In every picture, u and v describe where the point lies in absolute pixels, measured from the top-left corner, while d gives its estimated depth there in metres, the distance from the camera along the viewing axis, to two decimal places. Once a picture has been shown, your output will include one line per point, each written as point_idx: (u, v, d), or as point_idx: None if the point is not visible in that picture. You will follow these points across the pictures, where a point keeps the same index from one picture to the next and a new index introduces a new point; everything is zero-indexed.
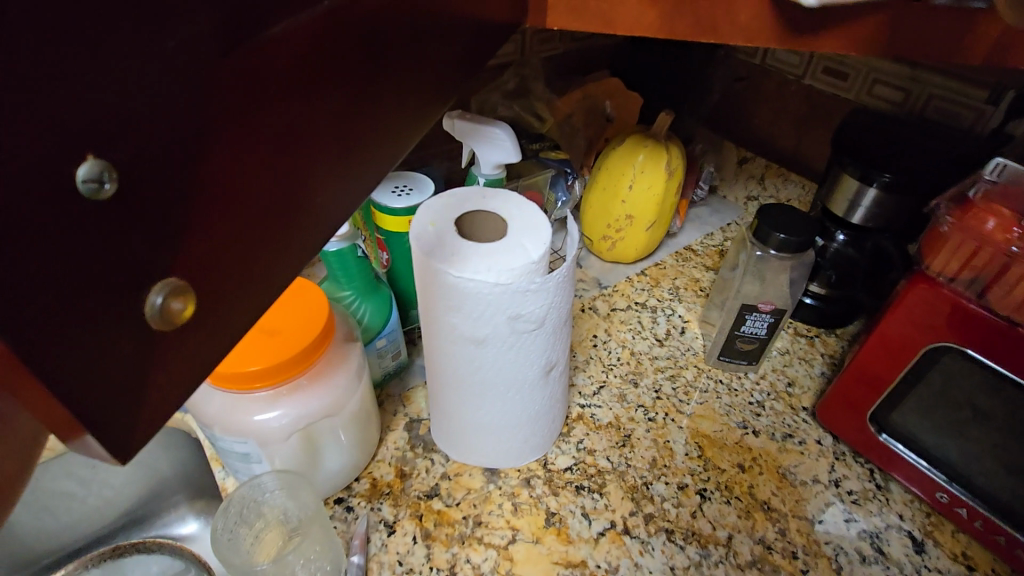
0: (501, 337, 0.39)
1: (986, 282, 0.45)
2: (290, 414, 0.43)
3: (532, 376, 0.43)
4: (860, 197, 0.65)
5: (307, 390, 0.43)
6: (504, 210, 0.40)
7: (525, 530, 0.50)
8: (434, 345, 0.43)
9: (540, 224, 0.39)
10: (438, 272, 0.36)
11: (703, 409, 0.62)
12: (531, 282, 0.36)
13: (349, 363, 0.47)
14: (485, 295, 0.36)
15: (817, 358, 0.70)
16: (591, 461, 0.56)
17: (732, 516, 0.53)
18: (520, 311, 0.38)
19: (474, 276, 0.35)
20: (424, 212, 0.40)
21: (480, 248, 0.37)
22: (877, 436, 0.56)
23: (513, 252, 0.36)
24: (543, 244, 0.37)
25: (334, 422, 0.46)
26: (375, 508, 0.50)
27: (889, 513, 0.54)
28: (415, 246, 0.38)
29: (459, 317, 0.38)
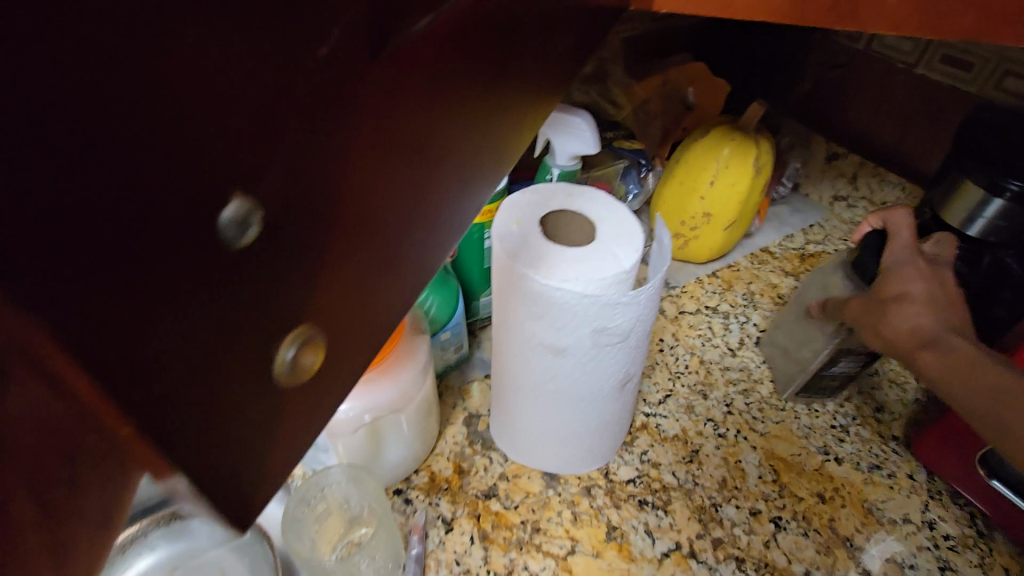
0: (582, 349, 0.37)
1: None
2: (357, 407, 0.42)
3: (609, 389, 0.41)
4: (981, 208, 0.58)
5: (375, 382, 0.42)
6: (591, 212, 0.37)
7: (585, 542, 0.48)
8: (507, 350, 0.41)
9: (631, 230, 0.36)
10: (523, 278, 0.34)
11: (778, 429, 0.58)
12: (622, 294, 0.34)
13: (417, 357, 0.46)
14: (572, 305, 0.34)
15: (910, 381, 0.64)
16: (655, 475, 0.53)
17: (809, 551, 0.49)
18: (607, 324, 0.35)
19: (562, 284, 0.33)
20: (508, 209, 0.37)
21: (568, 254, 0.34)
22: (986, 480, 0.50)
23: (603, 260, 0.34)
24: (635, 253, 0.34)
25: (399, 416, 0.45)
26: (433, 504, 0.49)
27: (992, 565, 0.49)
28: (496, 247, 0.36)
29: (540, 325, 0.36)
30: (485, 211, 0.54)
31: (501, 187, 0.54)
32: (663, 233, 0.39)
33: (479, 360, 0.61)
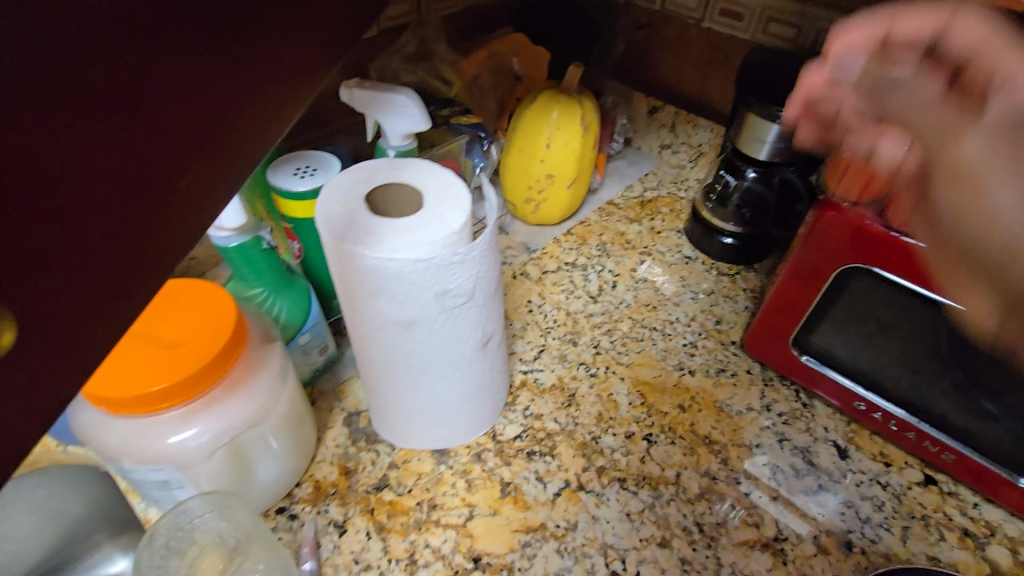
0: (429, 316, 0.37)
1: (884, 201, 0.47)
2: (216, 431, 0.39)
3: (469, 351, 0.42)
4: (765, 134, 0.67)
5: (225, 402, 0.40)
6: (416, 180, 0.37)
7: (481, 505, 0.49)
8: (360, 334, 0.40)
9: (456, 190, 0.36)
10: (353, 256, 0.34)
11: (641, 357, 0.64)
12: (455, 253, 0.34)
13: (270, 365, 0.43)
14: (408, 274, 0.34)
15: (740, 294, 0.74)
16: (539, 426, 0.56)
17: (678, 455, 0.55)
18: (446, 286, 0.36)
19: (394, 255, 0.33)
20: (329, 191, 0.36)
21: (397, 225, 0.34)
22: (798, 358, 0.59)
23: (431, 224, 0.34)
24: (462, 210, 0.35)
25: (262, 431, 0.43)
26: (322, 511, 0.48)
27: (815, 428, 0.58)
28: (324, 231, 0.35)
29: (382, 301, 0.36)
30: None
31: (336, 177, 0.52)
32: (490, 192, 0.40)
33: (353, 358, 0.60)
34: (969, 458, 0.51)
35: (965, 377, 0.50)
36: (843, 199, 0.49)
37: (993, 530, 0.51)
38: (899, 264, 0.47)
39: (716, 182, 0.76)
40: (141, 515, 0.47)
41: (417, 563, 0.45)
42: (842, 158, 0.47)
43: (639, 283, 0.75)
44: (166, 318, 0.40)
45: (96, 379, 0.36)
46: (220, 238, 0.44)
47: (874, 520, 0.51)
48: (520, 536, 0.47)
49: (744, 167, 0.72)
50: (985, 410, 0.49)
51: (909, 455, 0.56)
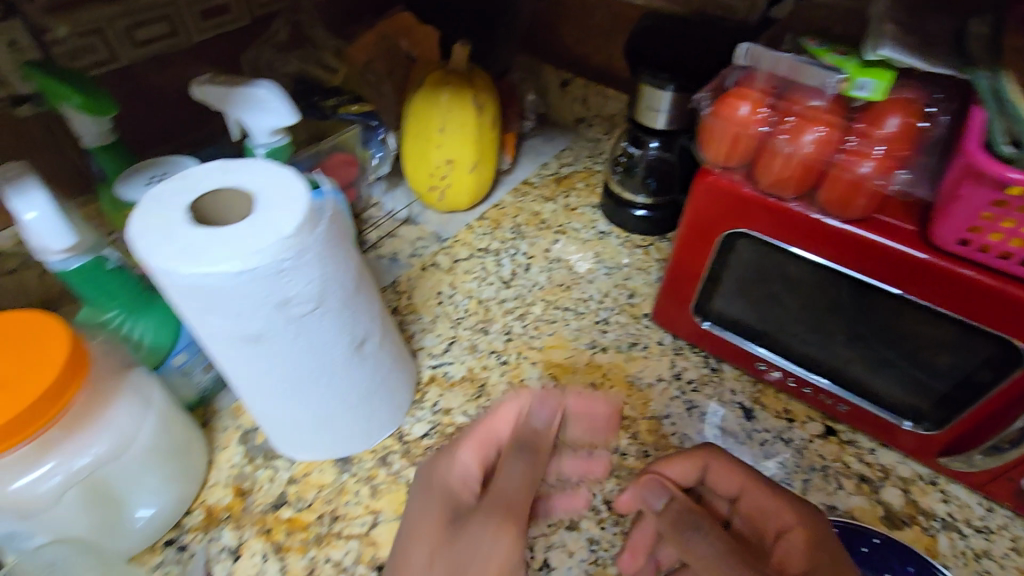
0: (275, 328, 0.35)
1: (750, 164, 0.47)
2: (66, 468, 0.37)
3: (339, 358, 0.40)
4: (658, 102, 0.67)
5: (66, 439, 0.37)
6: (248, 183, 0.34)
7: (386, 510, 0.48)
8: (211, 352, 0.38)
9: (290, 191, 0.34)
10: (169, 273, 0.31)
11: (553, 339, 0.64)
12: (287, 261, 0.32)
13: (125, 393, 0.40)
14: (235, 288, 0.31)
15: (653, 265, 0.74)
16: (448, 420, 0.55)
17: (589, 435, 0.55)
18: (286, 295, 0.33)
19: (213, 270, 0.30)
20: (147, 203, 0.33)
21: (216, 235, 0.31)
22: (701, 325, 0.59)
23: (257, 231, 0.32)
24: (294, 211, 0.33)
25: (126, 462, 0.40)
26: (214, 538, 0.45)
27: (723, 392, 0.59)
28: (138, 247, 0.32)
29: (217, 318, 0.33)
30: None
31: None
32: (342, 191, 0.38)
33: None
34: (860, 407, 0.53)
35: (854, 330, 0.50)
36: (715, 163, 0.48)
37: (889, 474, 0.53)
38: (774, 227, 0.47)
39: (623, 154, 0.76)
40: None
41: None
42: (709, 123, 0.47)
43: (554, 264, 0.74)
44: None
45: None
46: (55, 261, 0.40)
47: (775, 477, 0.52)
48: None
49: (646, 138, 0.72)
50: (885, 357, 0.50)
51: (811, 409, 0.58)
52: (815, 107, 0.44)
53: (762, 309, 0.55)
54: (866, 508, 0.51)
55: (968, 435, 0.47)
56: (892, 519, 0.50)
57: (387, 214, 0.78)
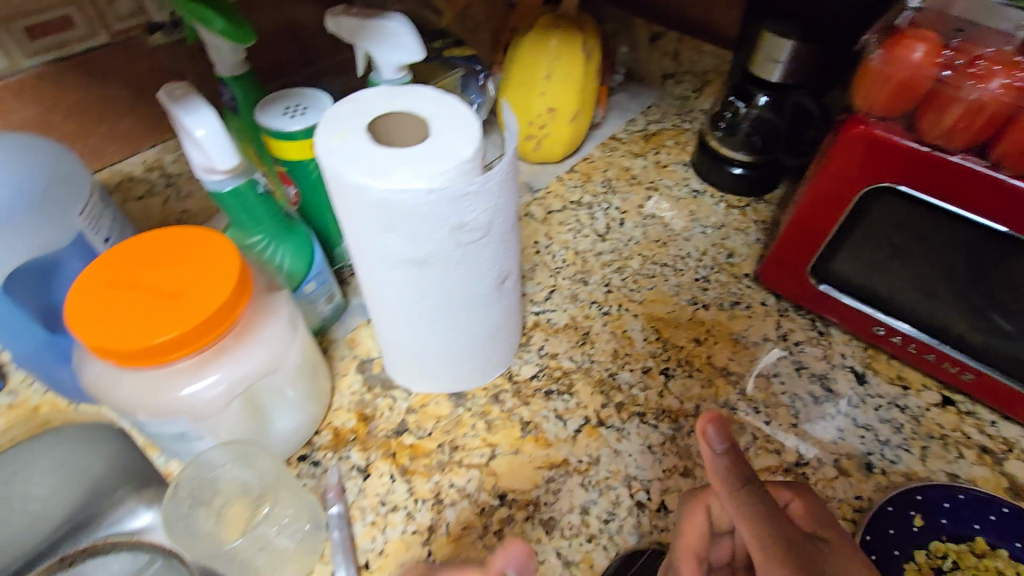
0: (443, 253, 0.36)
1: (913, 114, 0.45)
2: (230, 382, 0.39)
3: (486, 290, 0.41)
4: (777, 52, 0.63)
5: (235, 351, 0.39)
6: (420, 109, 0.34)
7: (503, 444, 0.49)
8: (369, 275, 0.39)
9: (464, 118, 0.34)
10: (360, 189, 0.32)
11: (653, 294, 0.63)
12: (470, 183, 0.32)
13: (277, 312, 0.42)
14: (420, 207, 0.32)
15: (752, 226, 0.72)
16: (555, 365, 0.55)
17: (696, 388, 0.54)
18: (460, 221, 0.34)
19: (404, 187, 0.31)
20: (328, 123, 0.34)
21: (403, 155, 0.32)
22: (816, 287, 0.58)
23: (441, 154, 0.32)
24: (474, 136, 0.33)
25: (277, 379, 0.42)
26: (344, 457, 0.47)
27: (833, 355, 0.58)
28: (326, 163, 0.32)
29: (393, 238, 0.34)
30: None
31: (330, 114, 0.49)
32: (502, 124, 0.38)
33: (359, 306, 0.58)
34: (990, 377, 0.51)
35: (964, 303, 0.49)
36: (872, 111, 0.46)
37: (1010, 446, 0.52)
38: (927, 182, 0.45)
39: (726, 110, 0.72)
40: (162, 468, 0.47)
41: (443, 502, 0.45)
42: (872, 67, 0.45)
43: (648, 220, 0.72)
44: (168, 258, 0.38)
45: (89, 322, 0.35)
46: (213, 182, 0.41)
47: (893, 441, 0.51)
48: (544, 472, 0.47)
49: (755, 91, 0.69)
50: (1000, 328, 0.49)
51: (927, 378, 0.56)
52: (1003, 52, 0.42)
53: (874, 275, 0.53)
54: (989, 478, 0.50)
55: None
56: (1017, 491, 0.49)
57: None
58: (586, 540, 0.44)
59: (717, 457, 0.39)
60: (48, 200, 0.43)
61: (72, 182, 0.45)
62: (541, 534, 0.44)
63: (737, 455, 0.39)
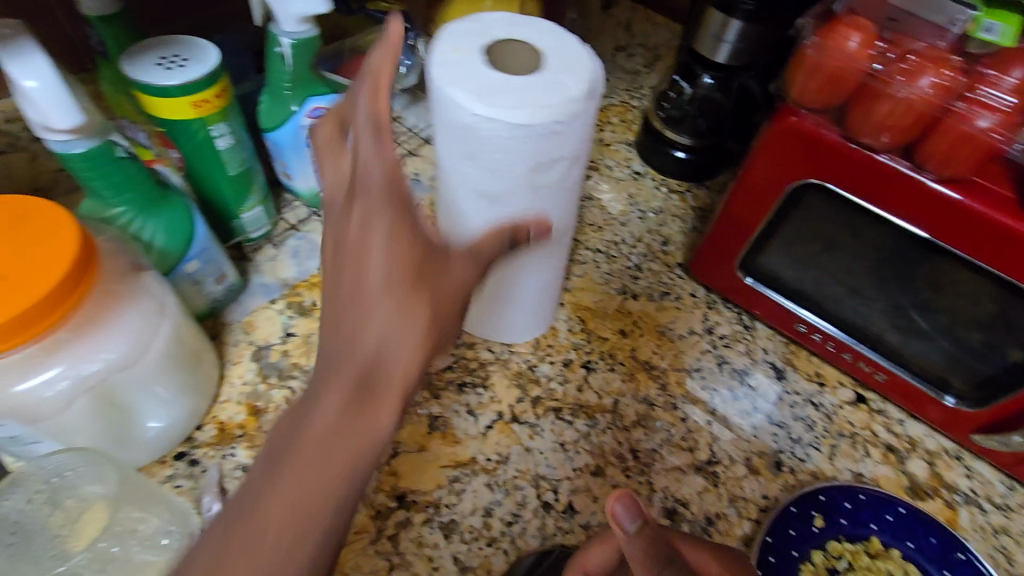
0: (516, 193, 0.34)
1: (844, 109, 0.43)
2: (75, 374, 0.34)
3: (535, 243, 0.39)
4: (724, 31, 0.59)
5: (75, 344, 0.33)
6: (537, 40, 0.33)
7: (407, 441, 0.46)
8: (443, 204, 0.39)
9: (577, 59, 0.32)
10: (457, 103, 0.30)
11: (583, 281, 0.60)
12: (560, 123, 0.30)
13: (134, 298, 0.36)
14: (502, 139, 0.30)
15: (689, 212, 0.70)
16: (472, 355, 0.52)
17: (616, 382, 0.52)
18: (536, 159, 0.32)
19: (492, 115, 0.29)
20: (440, 38, 0.33)
21: (515, 81, 0.30)
22: (743, 281, 0.56)
23: (540, 92, 0.30)
24: (584, 81, 0.31)
25: (141, 373, 0.37)
26: (228, 455, 0.43)
27: (755, 350, 0.57)
28: (435, 74, 0.31)
29: (471, 167, 0.33)
30: (200, 104, 0.43)
31: (212, 68, 0.43)
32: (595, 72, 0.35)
33: (258, 286, 0.53)
34: (900, 378, 0.51)
35: (894, 299, 0.49)
36: (802, 103, 0.44)
37: (914, 444, 0.52)
38: (855, 180, 0.43)
39: (670, 89, 0.68)
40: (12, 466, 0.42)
41: None
42: (806, 55, 0.42)
43: (586, 203, 0.69)
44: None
45: None
46: (58, 142, 0.35)
47: (805, 439, 0.51)
48: (448, 472, 0.45)
49: (702, 71, 0.65)
50: (918, 327, 0.48)
51: (844, 375, 0.56)
52: (936, 48, 0.40)
53: (811, 268, 0.52)
54: (891, 477, 0.50)
55: (1009, 415, 0.46)
56: (916, 490, 0.50)
57: (409, 131, 0.70)
58: (486, 544, 0.42)
59: (631, 537, 0.33)
60: None
61: None
62: (439, 538, 0.42)
63: (649, 529, 0.34)
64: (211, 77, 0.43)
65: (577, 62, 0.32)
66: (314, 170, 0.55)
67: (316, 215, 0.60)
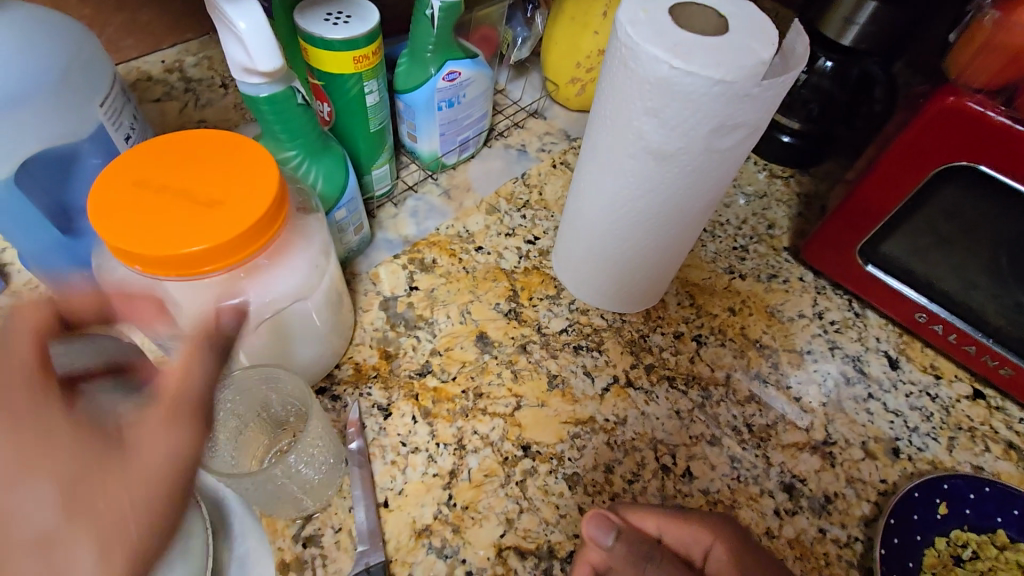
0: (690, 152, 0.36)
1: (1018, 90, 0.41)
2: (258, 302, 0.37)
3: (692, 206, 0.41)
4: (857, 12, 0.57)
5: (267, 272, 0.36)
6: (722, 5, 0.34)
7: (528, 396, 0.47)
8: (602, 160, 0.41)
9: (762, 25, 0.33)
10: (657, 60, 0.32)
11: (690, 258, 0.61)
12: (754, 85, 0.32)
13: (310, 236, 0.39)
14: (697, 96, 0.33)
15: (793, 198, 0.69)
16: (586, 320, 0.53)
17: (728, 357, 0.53)
18: (723, 120, 0.34)
19: (693, 72, 0.32)
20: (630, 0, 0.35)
21: (711, 41, 0.32)
22: (861, 268, 0.55)
23: (737, 53, 0.32)
24: (773, 44, 0.32)
25: (305, 306, 0.40)
26: (365, 394, 0.46)
27: (868, 338, 0.56)
28: (629, 34, 0.34)
29: (652, 123, 0.36)
30: (361, 60, 0.45)
31: (373, 26, 0.45)
32: (788, 43, 0.36)
33: (382, 241, 0.56)
34: None
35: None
36: (970, 83, 0.43)
37: None
38: (1010, 165, 0.42)
39: None
40: None
41: (465, 448, 0.44)
42: (982, 30, 0.41)
43: None
44: (211, 164, 0.35)
45: (111, 228, 0.31)
46: (250, 84, 0.38)
47: (922, 429, 0.50)
48: (569, 428, 0.46)
49: (822, 54, 0.62)
50: None
51: (960, 369, 0.55)
52: None
53: (924, 258, 0.51)
54: (1013, 474, 0.49)
55: None
56: None
57: (514, 103, 0.70)
58: (609, 498, 0.43)
59: (610, 550, 0.35)
60: (67, 86, 0.38)
61: (91, 69, 0.40)
62: (564, 488, 0.43)
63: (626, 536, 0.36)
64: (372, 34, 0.45)
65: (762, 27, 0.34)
66: (440, 133, 0.57)
67: (432, 178, 0.61)
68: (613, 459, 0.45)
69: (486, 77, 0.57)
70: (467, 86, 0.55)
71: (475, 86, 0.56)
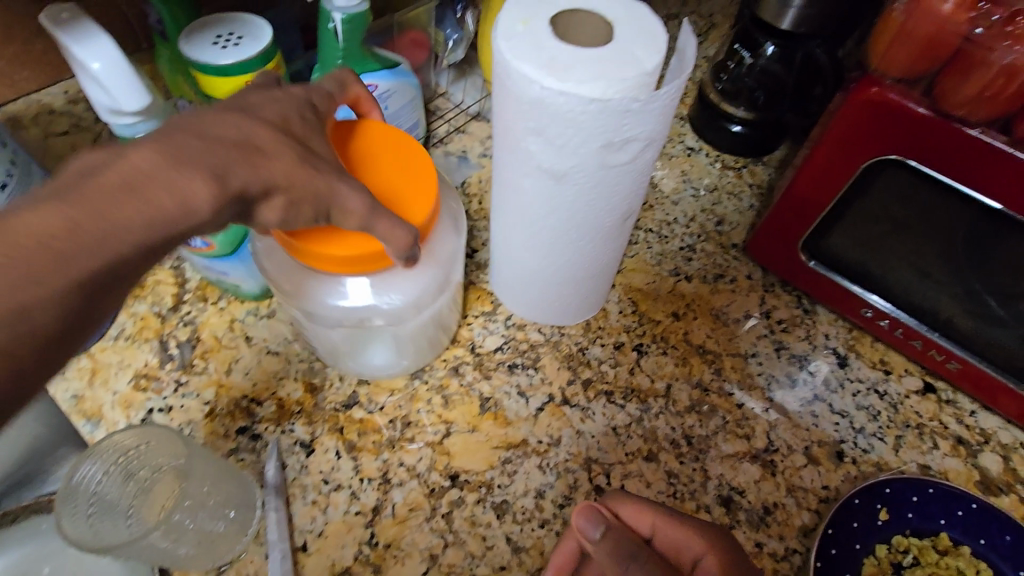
0: (585, 169, 0.34)
1: (935, 77, 0.40)
2: (369, 299, 0.40)
3: (602, 223, 0.39)
4: None
5: (386, 278, 0.40)
6: (608, 10, 0.32)
7: (459, 422, 0.46)
8: (504, 178, 0.39)
9: (651, 30, 0.31)
10: (531, 79, 0.30)
11: (634, 262, 0.59)
12: (636, 99, 0.30)
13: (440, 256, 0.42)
14: (577, 114, 0.31)
15: (746, 190, 0.67)
16: (522, 336, 0.52)
17: (669, 366, 0.51)
18: (613, 136, 0.32)
19: (568, 90, 0.30)
20: (510, 9, 0.33)
21: (588, 53, 0.30)
22: (805, 264, 0.53)
23: (618, 64, 0.30)
24: (658, 53, 0.30)
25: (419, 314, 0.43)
26: (287, 431, 0.44)
27: (816, 335, 0.55)
28: (504, 49, 0.31)
29: (539, 142, 0.34)
30: None
31: (266, 46, 0.42)
32: (683, 43, 0.33)
33: None
34: (975, 367, 0.48)
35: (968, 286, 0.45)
36: (888, 74, 0.41)
37: (987, 438, 0.50)
38: (937, 156, 0.41)
39: (729, 59, 0.63)
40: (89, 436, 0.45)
41: (391, 482, 0.43)
42: (896, 18, 0.40)
43: None
44: (386, 176, 0.38)
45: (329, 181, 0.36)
46: (123, 125, 0.35)
47: (868, 429, 0.49)
48: (500, 453, 0.45)
49: (762, 40, 0.60)
50: (995, 313, 0.45)
51: (910, 363, 0.53)
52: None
53: (875, 249, 0.49)
54: (961, 471, 0.48)
55: None
56: (988, 486, 0.47)
57: (456, 107, 0.68)
58: (539, 525, 0.42)
59: (596, 544, 0.36)
60: None
61: None
62: (492, 518, 0.42)
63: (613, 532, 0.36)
64: (265, 55, 0.42)
65: (651, 32, 0.31)
66: None
67: None
68: (544, 485, 0.44)
69: (410, 86, 0.54)
70: (387, 98, 0.52)
71: (396, 98, 0.53)
